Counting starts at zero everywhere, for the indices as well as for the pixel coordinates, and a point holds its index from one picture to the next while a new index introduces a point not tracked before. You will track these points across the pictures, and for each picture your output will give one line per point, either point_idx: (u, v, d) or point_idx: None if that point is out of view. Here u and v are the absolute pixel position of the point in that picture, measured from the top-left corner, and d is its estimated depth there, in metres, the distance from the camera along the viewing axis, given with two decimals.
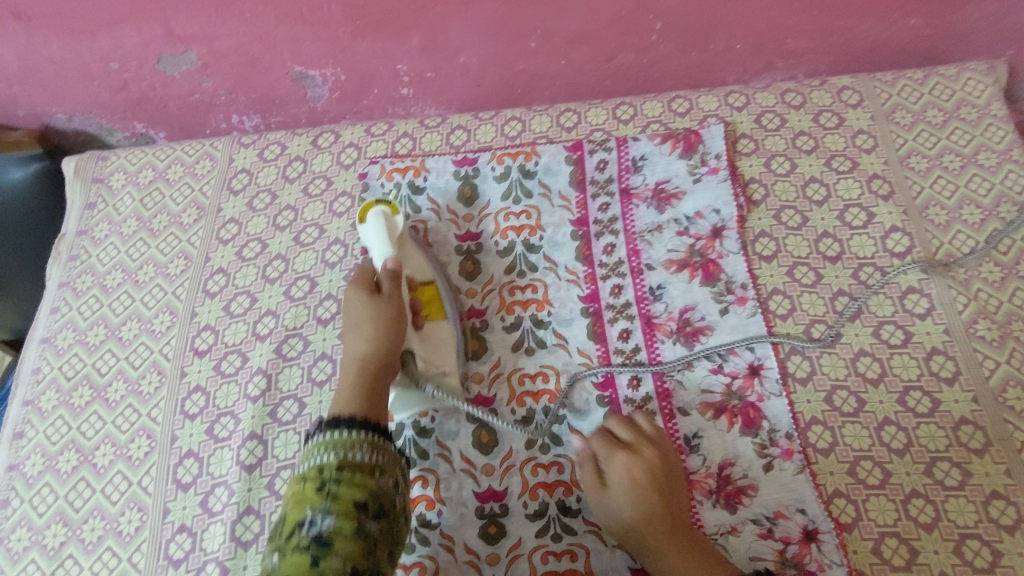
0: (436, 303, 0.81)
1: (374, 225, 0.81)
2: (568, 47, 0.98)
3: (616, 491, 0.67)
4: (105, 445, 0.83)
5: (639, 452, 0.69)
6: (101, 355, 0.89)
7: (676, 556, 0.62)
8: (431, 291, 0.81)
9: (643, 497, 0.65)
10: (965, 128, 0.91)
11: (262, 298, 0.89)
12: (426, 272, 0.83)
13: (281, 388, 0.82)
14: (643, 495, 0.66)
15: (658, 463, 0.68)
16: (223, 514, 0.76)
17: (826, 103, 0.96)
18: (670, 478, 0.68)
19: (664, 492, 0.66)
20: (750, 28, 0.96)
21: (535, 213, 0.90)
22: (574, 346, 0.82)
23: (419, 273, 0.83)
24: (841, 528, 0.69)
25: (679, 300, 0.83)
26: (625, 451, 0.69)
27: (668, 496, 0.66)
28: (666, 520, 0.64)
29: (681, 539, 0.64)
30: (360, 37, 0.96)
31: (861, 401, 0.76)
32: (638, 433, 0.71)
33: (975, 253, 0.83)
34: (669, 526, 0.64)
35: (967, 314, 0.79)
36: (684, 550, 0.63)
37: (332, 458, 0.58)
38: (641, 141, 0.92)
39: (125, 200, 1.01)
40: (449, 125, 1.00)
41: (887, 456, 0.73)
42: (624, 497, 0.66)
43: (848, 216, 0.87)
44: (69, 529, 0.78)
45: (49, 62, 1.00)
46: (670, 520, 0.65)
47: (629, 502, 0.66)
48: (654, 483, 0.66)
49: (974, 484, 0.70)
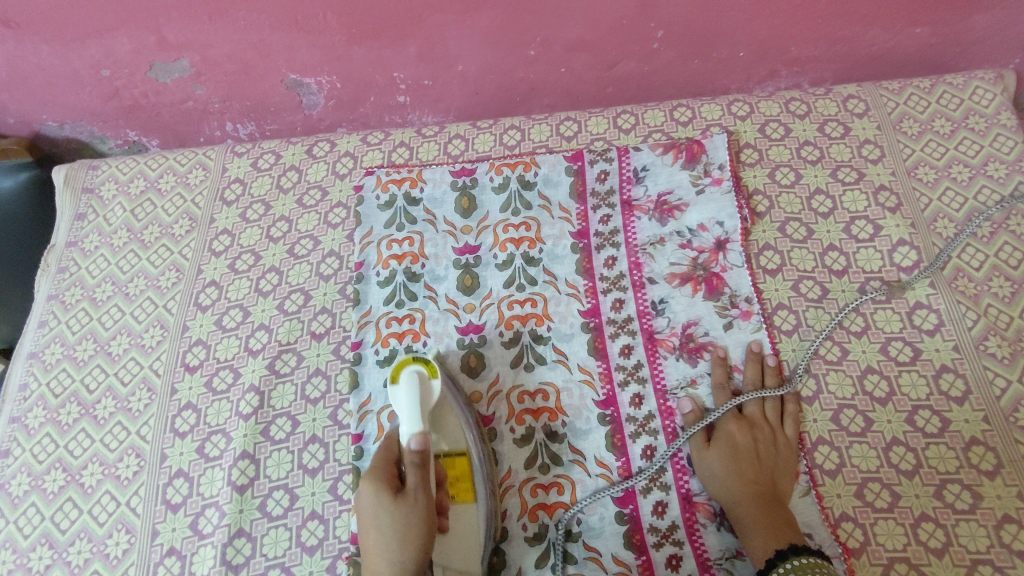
0: (441, 397, 0.74)
1: (405, 389, 0.72)
2: (568, 55, 0.96)
3: (725, 458, 0.72)
4: (93, 464, 0.81)
5: (754, 430, 0.74)
6: (90, 370, 0.87)
7: (766, 523, 0.67)
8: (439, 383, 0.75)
9: (746, 472, 0.70)
10: (973, 138, 0.89)
11: (254, 312, 0.87)
12: (435, 360, 0.76)
13: (273, 406, 0.80)
14: (746, 467, 0.71)
15: (769, 442, 0.73)
16: (214, 537, 0.74)
17: (831, 113, 0.94)
18: (775, 455, 0.72)
19: (760, 467, 0.71)
20: (754, 35, 0.94)
21: (534, 225, 0.88)
22: (575, 362, 0.80)
23: (426, 361, 0.76)
24: (848, 552, 0.68)
25: (683, 315, 0.81)
26: (739, 427, 0.74)
27: (772, 470, 0.71)
28: (759, 486, 0.70)
29: (776, 510, 0.68)
30: (355, 45, 0.94)
31: (868, 420, 0.74)
32: (761, 414, 0.75)
33: (985, 267, 0.81)
34: (760, 492, 0.69)
35: (976, 330, 0.77)
36: (776, 523, 0.67)
37: None
38: (642, 151, 0.90)
39: (116, 211, 0.99)
40: (446, 134, 0.98)
41: (896, 478, 0.71)
42: (724, 466, 0.71)
43: (855, 229, 0.85)
44: (55, 551, 0.76)
45: (37, 69, 0.98)
46: (766, 490, 0.69)
47: (725, 471, 0.71)
48: (757, 459, 0.72)
49: (985, 508, 0.68)
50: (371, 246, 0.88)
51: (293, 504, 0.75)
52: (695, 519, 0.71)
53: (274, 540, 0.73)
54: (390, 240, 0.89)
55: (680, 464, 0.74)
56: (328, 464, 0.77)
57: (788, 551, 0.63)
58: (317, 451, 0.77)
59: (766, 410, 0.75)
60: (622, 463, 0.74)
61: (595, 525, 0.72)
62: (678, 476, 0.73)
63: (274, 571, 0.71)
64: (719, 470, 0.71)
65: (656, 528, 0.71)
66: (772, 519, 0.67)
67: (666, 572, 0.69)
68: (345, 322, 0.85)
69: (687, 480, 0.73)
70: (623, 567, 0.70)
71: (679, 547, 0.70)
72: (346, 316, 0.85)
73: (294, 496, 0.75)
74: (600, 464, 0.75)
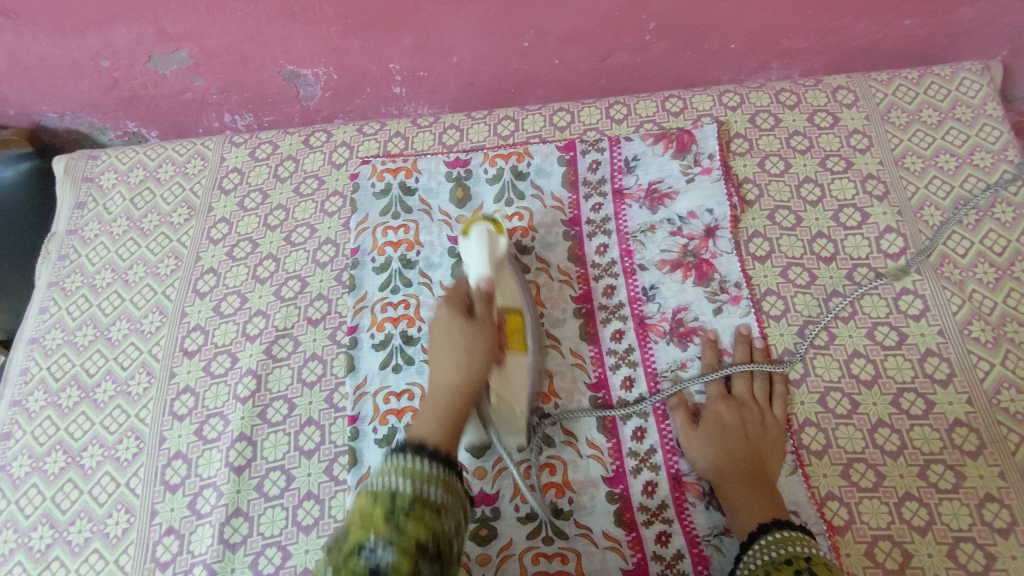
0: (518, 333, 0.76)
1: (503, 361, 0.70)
2: (562, 47, 0.98)
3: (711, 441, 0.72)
4: (93, 446, 0.82)
5: (742, 409, 0.75)
6: (90, 355, 0.89)
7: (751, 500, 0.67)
8: (519, 321, 0.77)
9: (730, 453, 0.71)
10: (960, 128, 0.91)
11: (251, 298, 0.89)
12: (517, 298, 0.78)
13: (270, 389, 0.82)
14: (736, 449, 0.72)
15: (757, 422, 0.74)
16: (212, 516, 0.75)
17: (820, 103, 0.95)
18: (763, 434, 0.73)
19: (748, 446, 0.72)
20: (744, 27, 0.95)
21: (527, 214, 0.90)
22: (567, 347, 0.82)
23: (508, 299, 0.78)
24: (834, 530, 0.69)
25: (673, 300, 0.82)
26: (728, 407, 0.75)
27: (761, 451, 0.72)
28: (742, 465, 0.70)
29: (755, 487, 0.69)
30: (352, 37, 0.96)
31: (855, 402, 0.75)
32: (750, 394, 0.76)
33: (970, 254, 0.82)
34: (744, 472, 0.70)
35: (960, 315, 0.78)
36: (767, 503, 0.67)
37: (407, 487, 0.50)
38: (633, 141, 0.92)
39: (116, 199, 1.01)
40: (441, 125, 1.00)
41: (880, 459, 0.72)
42: (712, 448, 0.72)
43: (843, 217, 0.87)
44: (55, 530, 0.77)
45: (38, 60, 1.00)
46: (752, 470, 0.70)
47: (708, 450, 0.72)
48: (744, 439, 0.72)
49: (968, 487, 0.69)
50: (367, 233, 0.90)
51: (290, 484, 0.76)
52: (683, 498, 0.72)
53: (271, 519, 0.74)
54: (386, 228, 0.90)
55: (669, 445, 0.75)
56: (323, 445, 0.78)
57: (771, 527, 0.64)
58: (313, 433, 0.79)
59: (757, 391, 0.76)
60: (612, 444, 0.76)
61: (586, 504, 0.73)
62: (668, 456, 0.75)
63: (270, 549, 0.73)
64: (707, 452, 0.72)
65: (645, 506, 0.72)
66: (764, 498, 0.67)
67: (655, 548, 0.70)
68: (341, 308, 0.86)
69: (676, 460, 0.74)
70: (613, 543, 0.71)
71: (668, 525, 0.71)
72: (342, 302, 0.87)
73: (291, 477, 0.76)
74: (592, 445, 0.76)
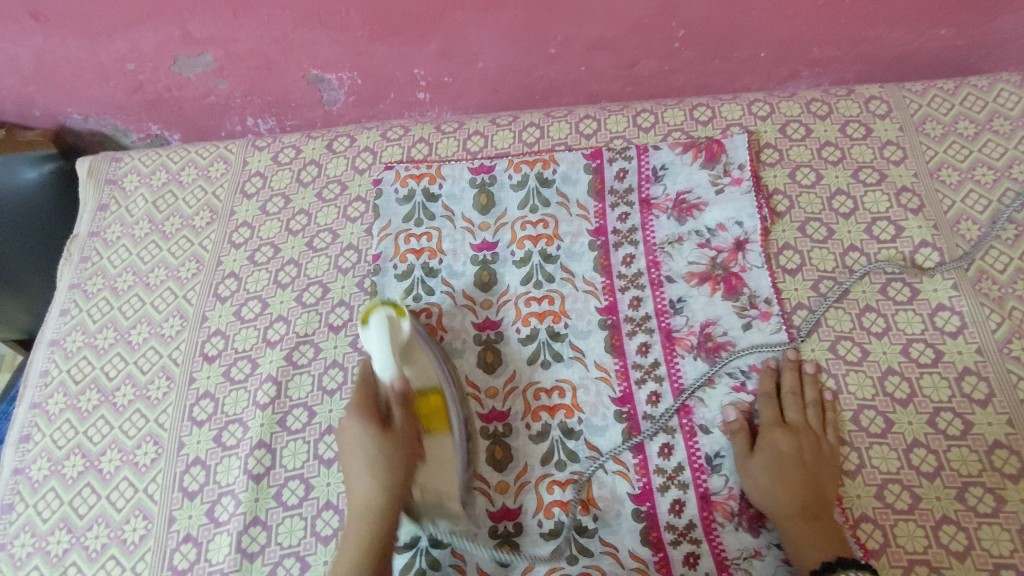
0: (437, 413, 0.74)
1: (376, 329, 0.70)
2: (588, 54, 0.97)
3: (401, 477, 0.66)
4: (112, 450, 0.81)
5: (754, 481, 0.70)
6: (110, 358, 0.88)
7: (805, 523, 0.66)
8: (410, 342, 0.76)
9: (810, 518, 0.67)
10: (998, 140, 0.88)
11: (273, 303, 0.88)
12: (433, 377, 0.75)
13: (290, 396, 0.81)
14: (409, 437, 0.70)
15: (812, 448, 0.71)
16: (229, 525, 0.74)
17: (853, 113, 0.93)
18: (819, 463, 0.70)
19: (805, 475, 0.69)
20: (775, 35, 0.94)
21: (552, 222, 0.88)
22: (591, 359, 0.80)
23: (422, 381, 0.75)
24: (867, 554, 0.67)
25: (701, 314, 0.80)
26: (784, 434, 0.72)
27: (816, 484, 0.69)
28: (825, 538, 0.65)
29: (811, 510, 0.67)
30: (377, 41, 0.95)
31: (889, 421, 0.73)
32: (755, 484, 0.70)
33: (1009, 270, 0.80)
34: (798, 504, 0.67)
35: (1000, 333, 0.76)
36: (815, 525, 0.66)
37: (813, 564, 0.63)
38: (661, 150, 0.90)
39: (138, 202, 1.00)
40: (466, 131, 0.98)
41: (917, 480, 0.70)
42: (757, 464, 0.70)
43: (876, 229, 0.85)
44: (73, 535, 0.77)
45: (65, 62, 1.00)
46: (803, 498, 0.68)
47: (811, 523, 0.66)
48: (801, 463, 0.70)
49: (1009, 512, 0.67)
50: (389, 240, 0.89)
51: (308, 494, 0.75)
52: (712, 519, 0.70)
53: (289, 530, 0.73)
54: (408, 235, 0.89)
55: (698, 463, 0.73)
56: None
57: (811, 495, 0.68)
58: (332, 442, 0.77)
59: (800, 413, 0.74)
60: (639, 460, 0.74)
61: (611, 521, 0.72)
62: (696, 475, 0.73)
63: (288, 560, 0.71)
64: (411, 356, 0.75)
65: (673, 526, 0.70)
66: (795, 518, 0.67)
67: (683, 570, 0.68)
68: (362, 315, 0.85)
69: (705, 478, 0.72)
70: (639, 564, 0.69)
71: (696, 546, 0.69)
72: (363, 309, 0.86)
73: (310, 487, 0.75)
74: (617, 460, 0.74)
